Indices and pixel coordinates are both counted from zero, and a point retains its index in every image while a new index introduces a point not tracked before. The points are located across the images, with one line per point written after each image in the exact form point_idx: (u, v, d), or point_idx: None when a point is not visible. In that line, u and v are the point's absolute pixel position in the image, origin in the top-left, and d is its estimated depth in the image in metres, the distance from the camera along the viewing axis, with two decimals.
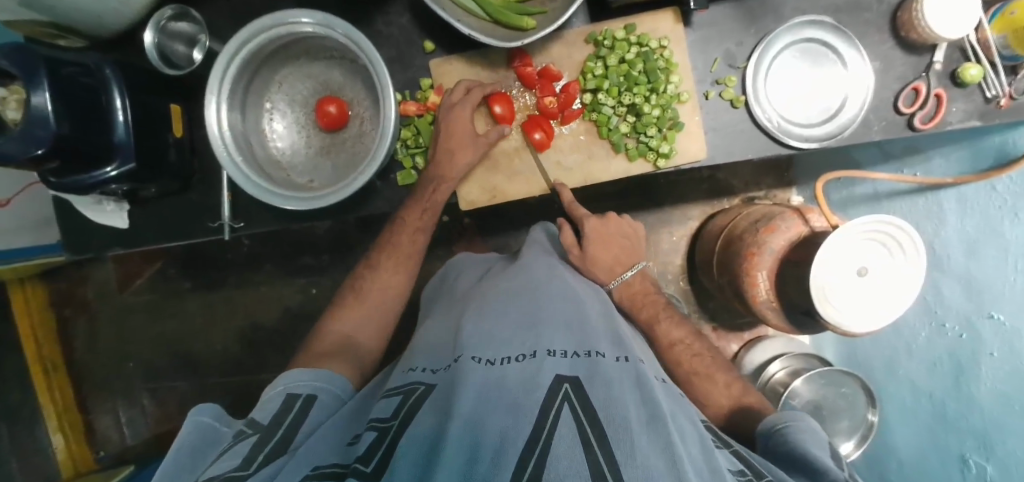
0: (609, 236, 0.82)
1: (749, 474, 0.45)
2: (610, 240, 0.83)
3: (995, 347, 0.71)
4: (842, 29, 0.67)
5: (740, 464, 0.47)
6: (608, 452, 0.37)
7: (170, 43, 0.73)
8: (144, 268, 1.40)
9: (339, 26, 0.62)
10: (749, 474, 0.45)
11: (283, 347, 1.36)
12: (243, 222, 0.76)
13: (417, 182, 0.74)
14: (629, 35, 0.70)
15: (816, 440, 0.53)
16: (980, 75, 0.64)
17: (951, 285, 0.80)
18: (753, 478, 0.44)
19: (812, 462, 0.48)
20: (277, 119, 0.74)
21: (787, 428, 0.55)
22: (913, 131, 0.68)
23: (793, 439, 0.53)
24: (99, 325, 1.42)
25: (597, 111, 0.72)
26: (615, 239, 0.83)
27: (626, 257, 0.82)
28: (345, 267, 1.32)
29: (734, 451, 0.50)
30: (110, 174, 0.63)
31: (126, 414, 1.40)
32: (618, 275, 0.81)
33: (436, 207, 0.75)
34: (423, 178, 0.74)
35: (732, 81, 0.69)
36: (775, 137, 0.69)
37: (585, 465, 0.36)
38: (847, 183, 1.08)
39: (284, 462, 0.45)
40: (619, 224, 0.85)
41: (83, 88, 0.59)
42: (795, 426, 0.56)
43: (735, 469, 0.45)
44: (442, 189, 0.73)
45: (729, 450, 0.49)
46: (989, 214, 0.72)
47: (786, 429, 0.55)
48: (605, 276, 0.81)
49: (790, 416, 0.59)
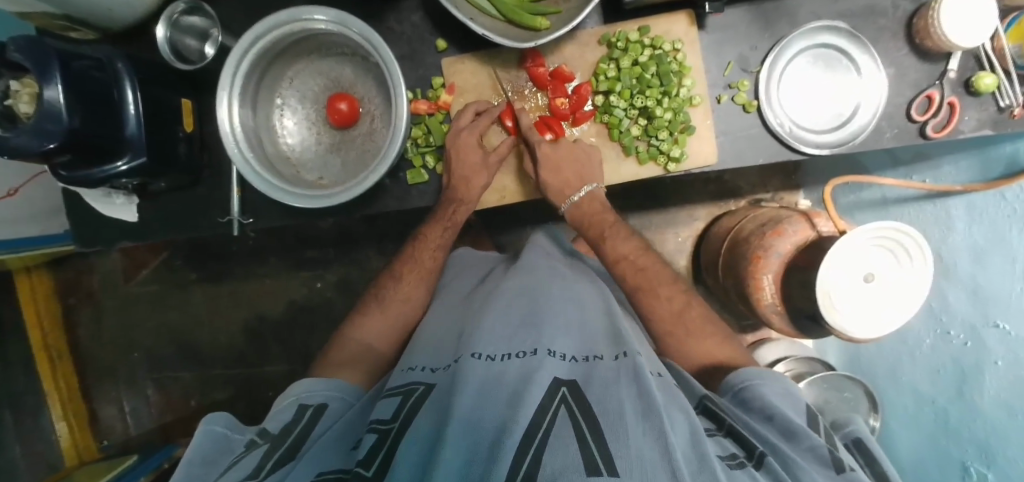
0: (562, 165, 0.71)
1: (740, 457, 0.45)
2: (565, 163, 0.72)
3: (999, 356, 0.71)
4: (857, 35, 0.67)
5: (732, 447, 0.47)
6: (602, 446, 0.38)
7: (182, 37, 0.73)
8: (149, 259, 1.40)
9: (353, 24, 0.62)
10: (740, 457, 0.45)
11: (286, 340, 1.36)
12: (252, 217, 0.76)
13: (438, 205, 0.77)
14: (643, 37, 0.70)
15: (785, 400, 0.55)
16: (994, 84, 0.63)
17: (956, 293, 0.80)
18: (744, 462, 0.44)
19: (791, 423, 0.50)
20: (287, 116, 0.74)
21: (757, 386, 0.56)
22: (925, 139, 0.68)
23: (765, 396, 0.54)
24: (104, 314, 1.42)
25: (608, 113, 0.72)
26: (568, 163, 0.72)
27: (580, 177, 0.73)
28: (349, 262, 1.33)
29: (728, 433, 0.50)
30: (121, 168, 0.63)
31: (130, 404, 1.41)
32: (569, 198, 0.74)
33: (456, 225, 0.77)
34: (442, 200, 0.75)
35: (745, 86, 0.69)
36: (787, 142, 0.69)
37: (580, 458, 0.36)
38: (855, 188, 1.07)
39: (291, 467, 0.46)
40: (571, 146, 0.72)
41: (95, 82, 0.58)
42: (764, 383, 0.57)
43: (726, 454, 0.45)
44: (462, 212, 0.75)
45: (723, 434, 0.49)
46: (997, 223, 0.72)
47: (754, 387, 0.56)
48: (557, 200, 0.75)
49: (757, 371, 0.60)
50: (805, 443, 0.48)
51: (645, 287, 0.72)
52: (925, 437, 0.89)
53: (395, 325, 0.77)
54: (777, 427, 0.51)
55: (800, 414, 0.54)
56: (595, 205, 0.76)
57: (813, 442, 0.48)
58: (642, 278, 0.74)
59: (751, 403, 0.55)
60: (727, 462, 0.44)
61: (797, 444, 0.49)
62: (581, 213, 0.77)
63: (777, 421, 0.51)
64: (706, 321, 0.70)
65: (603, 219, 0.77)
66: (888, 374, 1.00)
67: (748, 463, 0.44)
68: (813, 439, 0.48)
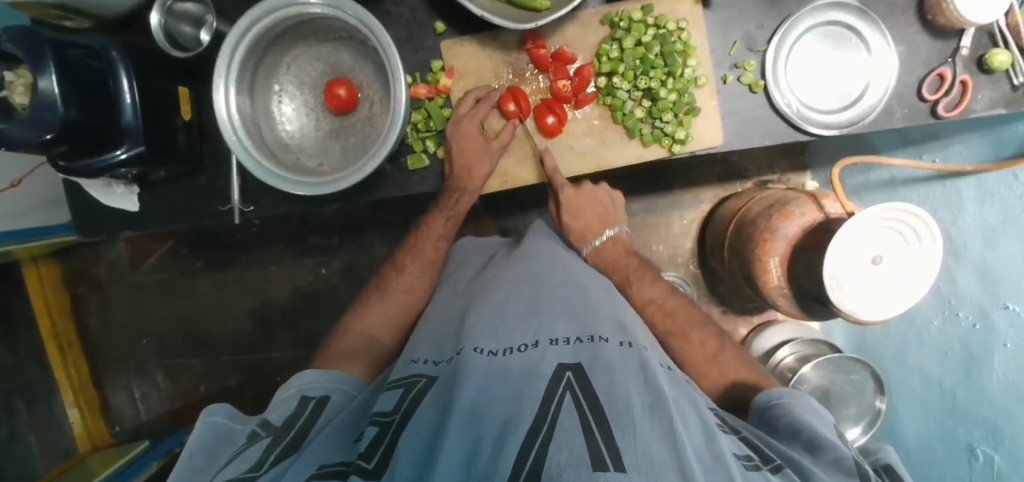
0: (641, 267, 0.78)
1: (756, 460, 0.45)
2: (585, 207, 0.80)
3: (1009, 338, 0.70)
4: (867, 12, 0.64)
5: (747, 450, 0.46)
6: (609, 440, 0.37)
7: (177, 24, 0.71)
8: (155, 248, 1.41)
9: (349, 7, 0.60)
10: (756, 460, 0.45)
11: (294, 326, 1.37)
12: (253, 205, 0.76)
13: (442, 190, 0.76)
14: (646, 17, 0.68)
15: (811, 414, 0.55)
16: (1008, 62, 0.61)
17: (966, 275, 0.79)
18: (760, 464, 0.44)
19: (813, 438, 0.51)
20: (286, 102, 0.73)
21: (786, 403, 0.56)
22: (936, 119, 0.66)
23: (795, 412, 0.55)
24: (112, 304, 1.44)
25: (612, 95, 0.71)
26: (588, 206, 0.80)
27: (601, 223, 0.80)
28: (354, 249, 1.33)
29: (743, 437, 0.49)
30: (121, 157, 0.63)
31: (141, 391, 1.44)
32: (591, 241, 0.81)
33: (459, 213, 0.78)
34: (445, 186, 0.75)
35: (751, 65, 0.68)
36: (794, 123, 0.67)
37: (586, 453, 0.36)
38: (864, 169, 1.06)
39: (292, 461, 0.47)
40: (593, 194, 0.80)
41: (89, 71, 0.58)
42: (794, 401, 0.57)
43: (742, 454, 0.45)
44: (464, 199, 0.75)
45: (737, 436, 0.48)
46: (1009, 204, 0.70)
47: (789, 405, 0.56)
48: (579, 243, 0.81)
49: (787, 390, 0.60)
50: (830, 455, 0.49)
51: (661, 307, 0.73)
52: (934, 421, 0.88)
53: (399, 310, 0.78)
54: (801, 442, 0.51)
55: (829, 428, 0.54)
56: (616, 251, 0.80)
57: (837, 453, 0.49)
58: (657, 299, 0.74)
59: (778, 421, 0.55)
60: (744, 463, 0.43)
61: (820, 456, 0.49)
62: (602, 258, 0.80)
63: (803, 435, 0.51)
64: (695, 317, 0.72)
65: (626, 263, 0.79)
66: (894, 357, 1.00)
67: (764, 467, 0.44)
68: (838, 451, 0.49)
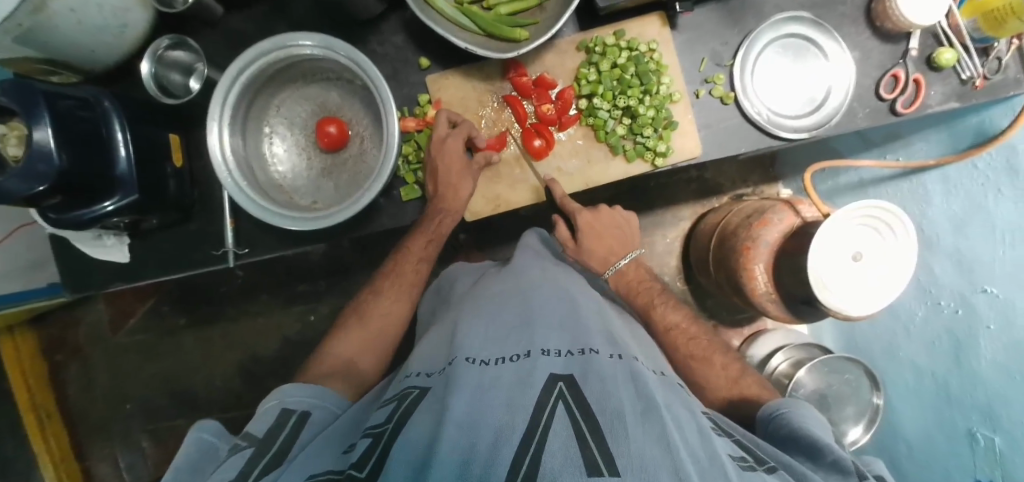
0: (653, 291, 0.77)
1: (750, 460, 0.45)
2: (603, 232, 0.78)
3: (991, 320, 0.72)
4: (821, 23, 0.70)
5: (742, 451, 0.47)
6: (602, 447, 0.36)
7: (167, 72, 0.73)
8: (137, 307, 1.37)
9: (339, 47, 0.63)
10: (750, 460, 0.45)
11: (284, 377, 1.33)
12: (247, 247, 0.75)
13: (419, 219, 0.76)
14: (619, 40, 0.73)
15: (811, 419, 0.55)
16: (954, 59, 0.67)
17: (941, 262, 0.82)
18: (755, 465, 0.45)
19: (811, 440, 0.51)
20: (277, 143, 0.74)
21: (788, 411, 0.56)
22: (897, 116, 0.71)
23: (795, 420, 0.55)
24: (93, 368, 1.37)
25: (593, 115, 0.74)
26: (609, 231, 0.78)
27: (623, 245, 0.79)
28: (343, 292, 1.31)
29: (737, 440, 0.50)
30: (109, 208, 0.62)
31: (126, 460, 1.35)
32: (613, 264, 0.79)
33: (438, 238, 0.77)
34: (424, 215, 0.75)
35: (721, 79, 0.72)
36: (766, 129, 0.71)
37: (580, 460, 0.35)
38: (833, 173, 1.11)
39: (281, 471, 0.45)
40: (611, 214, 0.79)
41: (82, 122, 0.58)
42: (794, 409, 0.57)
43: (737, 455, 0.45)
44: (445, 223, 0.75)
45: (731, 438, 0.50)
46: (972, 191, 0.75)
47: (788, 415, 0.56)
48: (600, 266, 0.79)
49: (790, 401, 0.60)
50: (829, 458, 0.49)
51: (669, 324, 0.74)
52: (930, 411, 0.89)
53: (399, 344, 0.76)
54: (801, 450, 0.51)
55: (830, 434, 0.54)
56: (639, 272, 0.80)
57: (836, 454, 0.48)
58: (679, 324, 0.74)
59: (780, 431, 0.55)
60: (739, 463, 0.44)
61: (820, 460, 0.49)
62: (624, 281, 0.79)
63: (803, 440, 0.51)
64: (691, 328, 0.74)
65: (649, 287, 0.78)
66: (886, 352, 1.02)
67: (759, 468, 0.44)
68: (836, 453, 0.48)
